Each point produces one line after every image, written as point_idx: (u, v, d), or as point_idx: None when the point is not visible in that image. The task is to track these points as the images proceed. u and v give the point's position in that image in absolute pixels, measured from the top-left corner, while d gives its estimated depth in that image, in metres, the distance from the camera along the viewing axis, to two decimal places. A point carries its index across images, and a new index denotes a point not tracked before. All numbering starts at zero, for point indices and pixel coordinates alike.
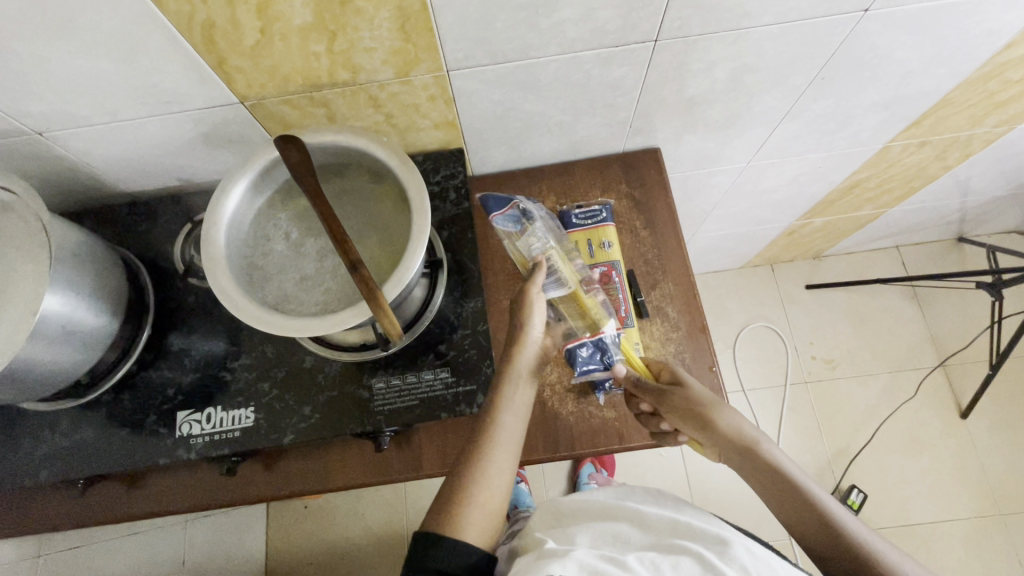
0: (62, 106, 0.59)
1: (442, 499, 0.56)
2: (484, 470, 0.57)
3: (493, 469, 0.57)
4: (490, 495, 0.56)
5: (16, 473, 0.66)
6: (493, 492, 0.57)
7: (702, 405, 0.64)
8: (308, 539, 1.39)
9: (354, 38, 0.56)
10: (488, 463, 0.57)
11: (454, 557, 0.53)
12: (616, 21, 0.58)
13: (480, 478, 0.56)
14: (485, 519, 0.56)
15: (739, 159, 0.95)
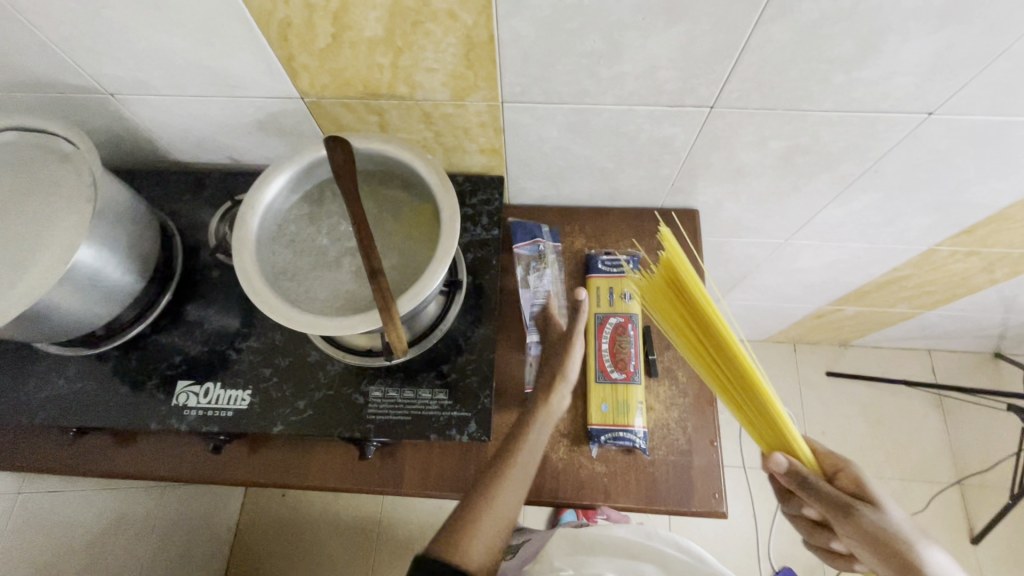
0: (136, 73, 0.62)
1: (458, 521, 0.55)
2: (502, 486, 0.58)
3: (514, 486, 0.59)
4: (501, 514, 0.57)
5: (14, 411, 0.67)
6: (504, 516, 0.57)
7: (899, 537, 0.53)
8: (279, 526, 1.39)
9: (418, 57, 0.57)
10: (511, 476, 0.59)
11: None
12: (675, 83, 0.59)
13: (498, 491, 0.58)
14: (487, 543, 0.55)
15: (777, 234, 0.93)
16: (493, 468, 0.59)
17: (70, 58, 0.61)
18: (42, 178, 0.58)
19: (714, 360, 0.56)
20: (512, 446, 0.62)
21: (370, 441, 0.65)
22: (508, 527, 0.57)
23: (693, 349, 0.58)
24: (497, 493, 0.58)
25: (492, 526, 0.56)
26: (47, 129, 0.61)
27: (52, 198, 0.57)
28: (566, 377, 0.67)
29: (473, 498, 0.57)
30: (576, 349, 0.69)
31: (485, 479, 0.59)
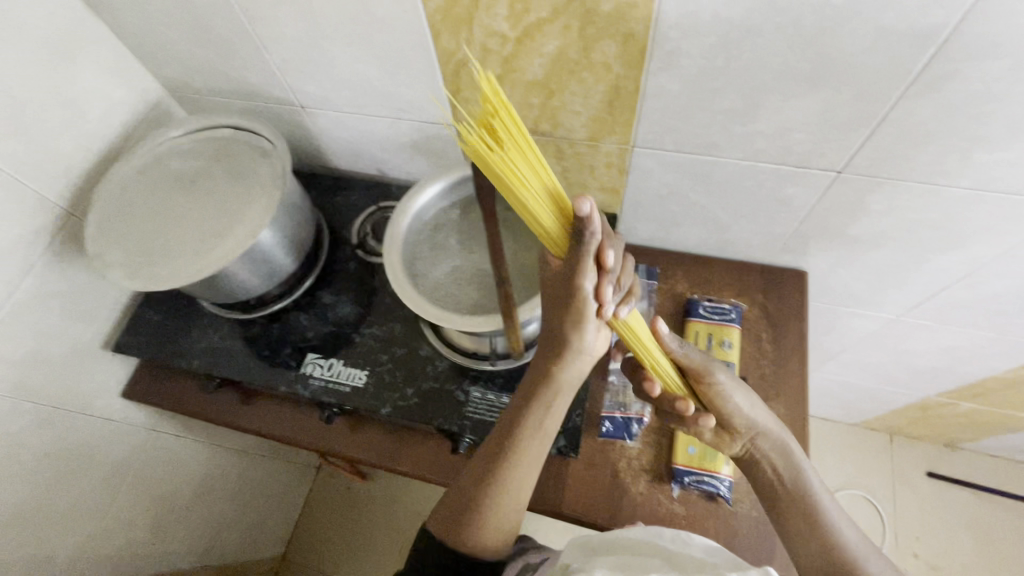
0: (328, 93, 0.75)
1: (461, 509, 0.57)
2: (517, 471, 0.56)
3: (527, 471, 0.57)
4: (515, 506, 0.57)
5: (178, 356, 0.80)
6: (522, 500, 0.57)
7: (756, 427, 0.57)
8: (341, 517, 1.47)
9: (567, 99, 0.65)
10: (525, 455, 0.56)
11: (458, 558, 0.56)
12: (806, 145, 0.62)
13: (515, 468, 0.56)
14: (502, 529, 0.57)
15: (889, 308, 0.90)
16: (506, 441, 0.56)
17: (282, 76, 0.74)
18: (246, 168, 0.71)
19: (538, 203, 0.43)
20: (527, 411, 0.56)
21: (465, 437, 0.70)
22: (516, 521, 0.58)
23: (523, 211, 0.44)
24: (512, 476, 0.56)
25: (510, 507, 0.57)
26: (254, 129, 0.75)
27: (250, 184, 0.69)
28: (577, 346, 0.52)
29: (491, 479, 0.56)
30: (591, 311, 0.49)
31: (502, 453, 0.56)
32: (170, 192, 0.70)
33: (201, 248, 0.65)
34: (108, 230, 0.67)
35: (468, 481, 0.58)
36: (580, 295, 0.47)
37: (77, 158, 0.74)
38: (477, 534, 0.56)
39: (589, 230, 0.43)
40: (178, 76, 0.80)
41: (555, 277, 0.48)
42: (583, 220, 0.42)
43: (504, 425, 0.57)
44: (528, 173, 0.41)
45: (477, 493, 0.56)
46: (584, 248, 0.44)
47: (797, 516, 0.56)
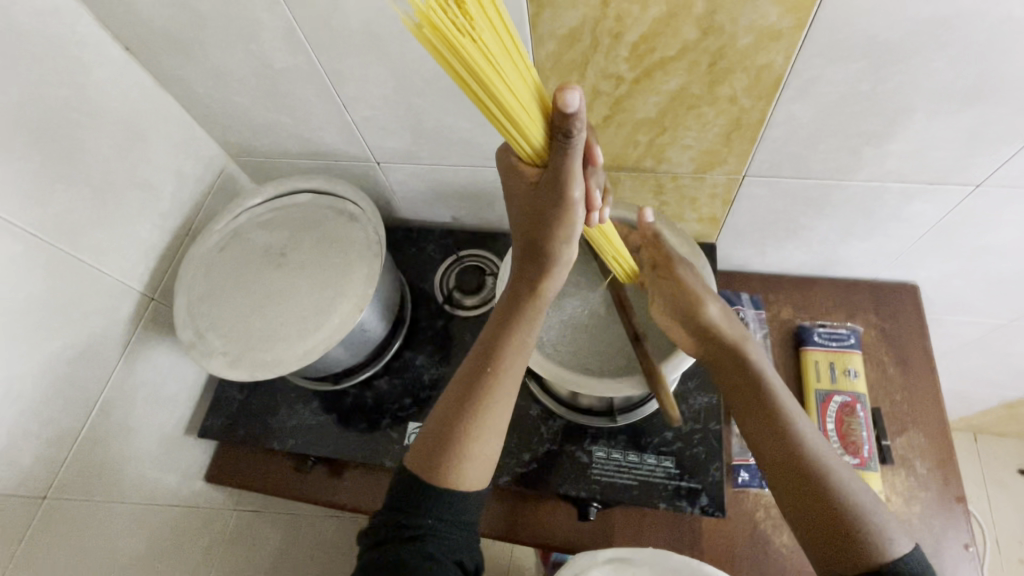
0: (409, 147, 0.71)
1: (438, 439, 0.53)
2: (502, 391, 0.54)
3: (506, 394, 0.55)
4: (494, 437, 0.54)
5: (269, 437, 0.75)
6: (501, 425, 0.55)
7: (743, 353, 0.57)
8: None
9: (679, 135, 0.61)
10: (509, 373, 0.55)
11: (444, 508, 0.51)
12: (947, 162, 0.57)
13: (500, 399, 0.54)
14: (486, 461, 0.54)
15: (1001, 314, 0.85)
16: (494, 360, 0.54)
17: (360, 134, 0.70)
18: (337, 236, 0.67)
19: (529, 106, 0.37)
20: (514, 331, 0.55)
21: (594, 501, 0.66)
22: (487, 465, 0.54)
23: (505, 114, 0.37)
24: (495, 400, 0.54)
25: (494, 433, 0.54)
26: (336, 192, 0.71)
27: (345, 253, 0.65)
28: (564, 256, 0.51)
29: (478, 397, 0.54)
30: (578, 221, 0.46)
31: (486, 379, 0.54)
32: (260, 268, 0.66)
33: (304, 327, 0.61)
34: (201, 316, 0.64)
35: (444, 406, 0.55)
36: (570, 204, 0.44)
37: (153, 239, 0.70)
38: (469, 468, 0.52)
39: (574, 129, 0.37)
40: (245, 141, 0.77)
41: (535, 189, 0.45)
42: (568, 119, 0.36)
43: (487, 347, 0.55)
44: (515, 83, 0.35)
45: (453, 419, 0.53)
46: (570, 149, 0.39)
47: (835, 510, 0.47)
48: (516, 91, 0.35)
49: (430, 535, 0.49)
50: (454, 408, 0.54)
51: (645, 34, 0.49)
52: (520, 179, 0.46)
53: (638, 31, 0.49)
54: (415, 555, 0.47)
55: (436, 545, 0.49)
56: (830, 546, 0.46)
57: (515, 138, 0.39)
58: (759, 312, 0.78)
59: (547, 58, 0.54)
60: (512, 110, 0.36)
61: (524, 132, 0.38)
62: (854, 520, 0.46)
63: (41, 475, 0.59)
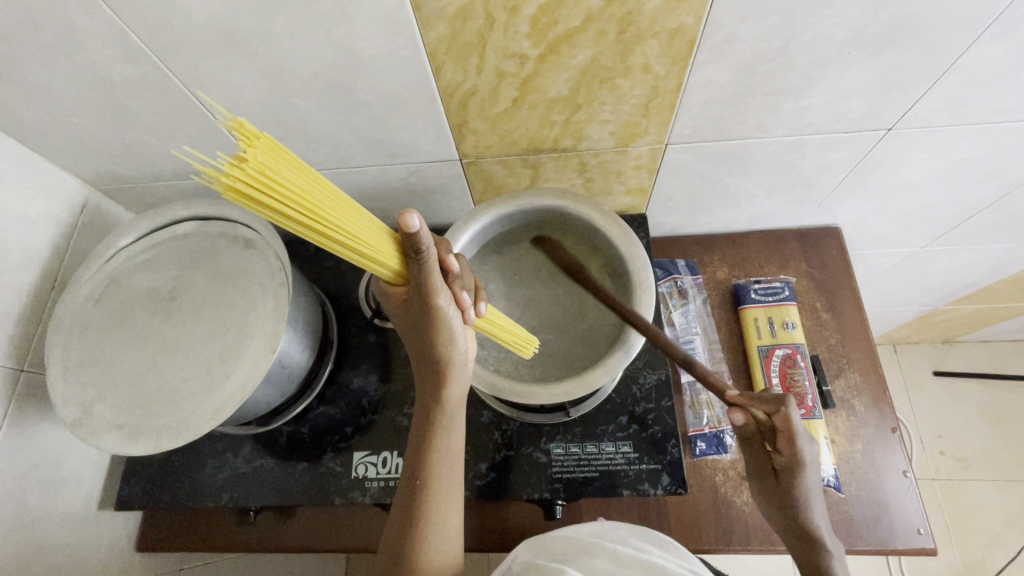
0: (302, 152, 0.62)
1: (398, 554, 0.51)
2: (440, 496, 0.53)
3: (448, 498, 0.54)
4: (448, 537, 0.53)
5: (199, 495, 0.68)
6: (453, 524, 0.54)
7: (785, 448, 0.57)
8: None
9: (596, 111, 0.56)
10: (442, 479, 0.53)
11: None
12: (860, 110, 0.57)
13: (441, 504, 0.53)
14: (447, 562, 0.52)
15: (913, 243, 0.89)
16: (421, 469, 0.53)
17: None
18: (233, 267, 0.59)
19: (376, 240, 0.40)
20: (433, 440, 0.53)
21: (558, 500, 0.64)
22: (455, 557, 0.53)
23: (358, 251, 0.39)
24: (437, 507, 0.52)
25: (446, 534, 0.53)
26: (224, 216, 0.62)
27: (246, 288, 0.57)
28: (458, 356, 0.51)
29: (419, 512, 0.52)
30: (454, 326, 0.47)
31: (419, 491, 0.53)
32: (146, 318, 0.57)
33: (211, 381, 0.53)
34: (84, 386, 0.55)
35: (392, 526, 0.53)
36: (440, 313, 0.45)
37: (8, 300, 0.59)
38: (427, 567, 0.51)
39: (423, 248, 0.39)
40: (104, 167, 0.65)
41: (406, 306, 0.47)
42: (413, 237, 0.38)
43: (412, 465, 0.54)
44: (347, 217, 0.38)
45: (401, 533, 0.51)
46: (427, 264, 0.41)
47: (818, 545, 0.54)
48: (350, 225, 0.38)
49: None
50: (398, 524, 0.52)
51: (543, 5, 0.44)
52: (394, 303, 0.48)
53: (536, 3, 0.44)
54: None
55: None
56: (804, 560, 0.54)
57: (372, 265, 0.42)
58: (696, 278, 0.79)
59: (439, 42, 0.47)
60: (354, 239, 0.38)
61: (376, 258, 0.41)
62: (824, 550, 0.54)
63: None
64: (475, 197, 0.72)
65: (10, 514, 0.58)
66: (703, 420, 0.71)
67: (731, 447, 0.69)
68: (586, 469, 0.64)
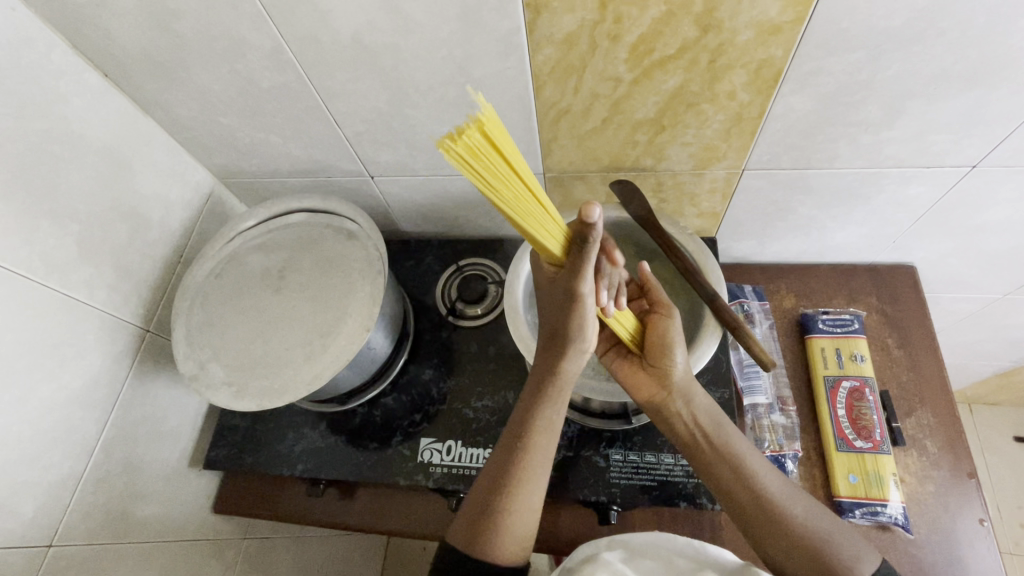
0: (404, 158, 0.69)
1: (481, 513, 0.53)
2: (535, 468, 0.55)
3: (540, 472, 0.55)
4: (530, 510, 0.54)
5: (277, 462, 0.73)
6: (535, 502, 0.55)
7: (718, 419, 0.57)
8: None
9: (679, 133, 0.60)
10: (539, 450, 0.55)
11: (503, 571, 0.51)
12: (944, 145, 0.58)
13: (532, 475, 0.55)
14: (521, 535, 0.53)
15: (995, 289, 0.87)
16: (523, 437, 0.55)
17: (353, 148, 0.69)
18: (336, 255, 0.66)
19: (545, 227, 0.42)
20: (539, 410, 0.56)
21: (614, 505, 0.65)
22: (530, 533, 0.54)
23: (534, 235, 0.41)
24: (529, 479, 0.55)
25: (526, 514, 0.54)
26: (331, 210, 0.70)
27: (349, 273, 0.64)
28: (581, 343, 0.55)
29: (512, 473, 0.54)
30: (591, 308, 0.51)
31: (517, 458, 0.55)
32: (259, 293, 0.65)
33: (311, 351, 0.60)
34: (201, 347, 0.62)
35: (482, 485, 0.55)
36: (584, 297, 0.49)
37: (145, 269, 0.68)
38: (505, 538, 0.52)
39: (592, 235, 0.42)
40: (233, 162, 0.75)
41: (553, 284, 0.51)
42: (589, 225, 0.41)
43: (513, 431, 0.57)
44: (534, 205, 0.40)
45: (490, 494, 0.54)
46: (586, 252, 0.44)
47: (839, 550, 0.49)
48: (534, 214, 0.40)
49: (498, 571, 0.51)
50: (484, 487, 0.55)
51: (644, 34, 0.49)
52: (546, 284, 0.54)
53: (637, 31, 0.49)
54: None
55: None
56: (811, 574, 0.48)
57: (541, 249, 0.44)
58: (763, 303, 0.79)
59: (545, 63, 0.53)
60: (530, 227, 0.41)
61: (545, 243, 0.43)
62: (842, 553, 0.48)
63: (45, 523, 0.57)
64: None
65: (122, 457, 0.65)
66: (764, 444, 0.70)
67: (792, 473, 0.69)
68: (643, 477, 0.66)
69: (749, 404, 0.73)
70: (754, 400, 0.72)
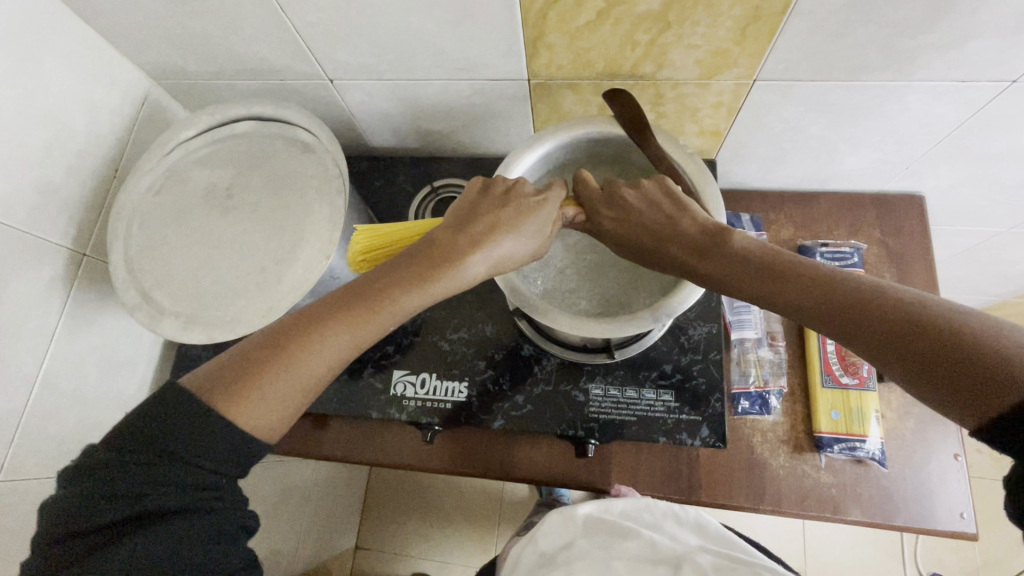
0: (367, 58, 0.60)
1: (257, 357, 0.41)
2: (320, 343, 0.42)
3: (319, 355, 0.42)
4: (275, 400, 0.40)
5: None
6: (296, 390, 0.41)
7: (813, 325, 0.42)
8: (402, 507, 1.30)
9: (685, 32, 0.52)
10: (341, 330, 0.42)
11: (185, 470, 0.37)
12: (987, 54, 0.50)
13: (309, 346, 0.41)
14: (255, 417, 0.39)
15: (1000, 223, 0.82)
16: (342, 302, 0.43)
17: (306, 44, 0.59)
18: (291, 171, 0.58)
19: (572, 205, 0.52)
20: (377, 295, 0.44)
21: (592, 439, 0.63)
22: (251, 426, 0.39)
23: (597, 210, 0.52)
24: (308, 346, 0.41)
25: (294, 386, 0.41)
26: (284, 119, 0.61)
27: (305, 192, 0.57)
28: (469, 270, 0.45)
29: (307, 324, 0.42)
30: (511, 232, 0.46)
31: (320, 317, 0.42)
32: (205, 214, 0.58)
33: (265, 280, 0.54)
34: (142, 272, 0.56)
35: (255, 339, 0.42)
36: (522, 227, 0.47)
37: (72, 184, 0.60)
38: (254, 399, 0.39)
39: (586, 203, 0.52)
40: (167, 59, 0.64)
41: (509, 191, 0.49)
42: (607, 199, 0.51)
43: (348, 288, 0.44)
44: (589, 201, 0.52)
45: (257, 345, 0.41)
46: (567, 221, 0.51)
47: (1007, 367, 0.32)
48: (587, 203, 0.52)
49: (190, 495, 0.36)
50: (264, 338, 0.42)
51: None
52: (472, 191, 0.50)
53: None
54: (167, 541, 0.35)
55: (190, 528, 0.36)
56: (967, 409, 0.33)
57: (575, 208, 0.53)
58: (759, 233, 0.74)
59: None
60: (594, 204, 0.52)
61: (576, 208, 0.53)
62: (989, 344, 0.33)
63: None
64: (537, 124, 0.69)
65: (70, 388, 0.61)
66: (749, 380, 0.68)
67: (774, 409, 0.67)
68: (623, 413, 0.64)
69: (737, 339, 0.70)
70: (742, 335, 0.70)
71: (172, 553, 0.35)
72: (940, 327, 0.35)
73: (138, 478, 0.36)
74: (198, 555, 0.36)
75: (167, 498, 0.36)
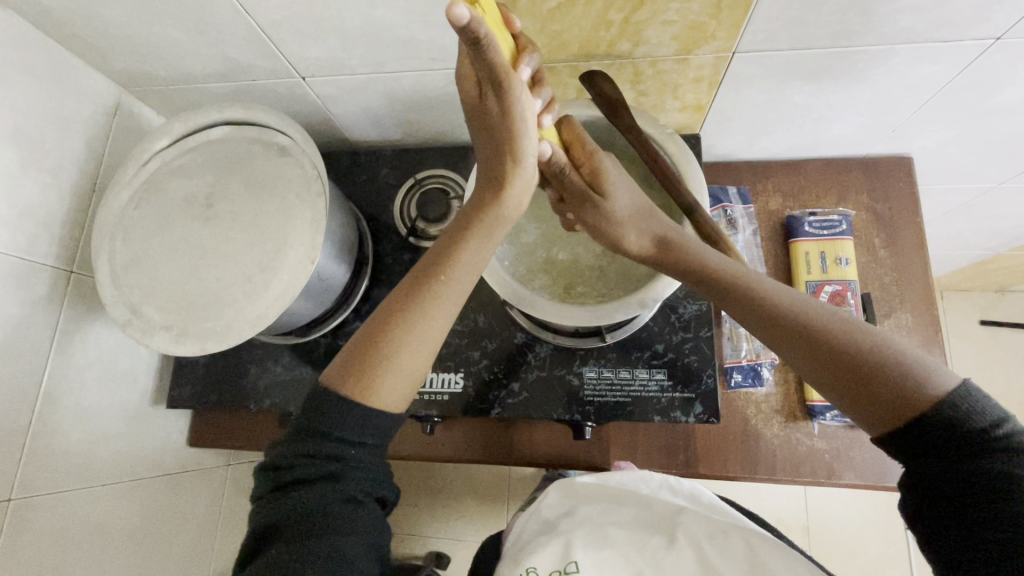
0: (337, 54, 0.58)
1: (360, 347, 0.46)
2: (424, 318, 0.47)
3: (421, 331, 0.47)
4: (403, 372, 0.46)
5: (242, 398, 0.70)
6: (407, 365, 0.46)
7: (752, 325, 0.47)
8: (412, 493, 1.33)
9: (660, 9, 0.51)
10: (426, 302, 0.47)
11: (338, 442, 0.43)
12: (969, 12, 0.49)
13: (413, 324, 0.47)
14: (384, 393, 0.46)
15: (991, 179, 0.82)
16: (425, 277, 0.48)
17: (274, 44, 0.58)
18: (270, 175, 0.58)
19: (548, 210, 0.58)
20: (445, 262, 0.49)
21: (589, 421, 0.65)
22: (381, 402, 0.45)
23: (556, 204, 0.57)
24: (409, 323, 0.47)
25: (408, 359, 0.46)
26: (259, 122, 0.61)
27: (286, 197, 0.56)
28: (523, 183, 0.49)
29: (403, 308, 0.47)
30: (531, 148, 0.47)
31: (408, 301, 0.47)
32: (187, 224, 0.57)
33: (252, 288, 0.54)
34: (130, 288, 0.56)
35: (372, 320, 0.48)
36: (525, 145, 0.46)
37: (51, 202, 0.59)
38: (376, 384, 0.45)
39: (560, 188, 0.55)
40: (135, 66, 0.63)
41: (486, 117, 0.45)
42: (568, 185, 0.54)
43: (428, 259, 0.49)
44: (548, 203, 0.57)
45: (361, 342, 0.46)
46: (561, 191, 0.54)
47: (904, 386, 0.39)
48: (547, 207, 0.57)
49: (328, 464, 0.42)
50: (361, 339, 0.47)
51: None
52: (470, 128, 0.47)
53: None
54: (319, 500, 0.41)
55: (332, 491, 0.42)
56: (880, 421, 0.39)
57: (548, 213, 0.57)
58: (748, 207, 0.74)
59: None
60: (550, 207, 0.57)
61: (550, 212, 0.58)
62: (910, 372, 0.39)
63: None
64: None
65: (72, 403, 0.62)
66: (741, 354, 0.69)
67: (766, 380, 0.68)
68: (619, 394, 0.64)
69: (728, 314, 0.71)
70: None
71: (323, 510, 0.41)
72: (861, 352, 0.41)
73: (303, 448, 0.43)
74: (337, 514, 0.41)
75: (319, 462, 0.42)
